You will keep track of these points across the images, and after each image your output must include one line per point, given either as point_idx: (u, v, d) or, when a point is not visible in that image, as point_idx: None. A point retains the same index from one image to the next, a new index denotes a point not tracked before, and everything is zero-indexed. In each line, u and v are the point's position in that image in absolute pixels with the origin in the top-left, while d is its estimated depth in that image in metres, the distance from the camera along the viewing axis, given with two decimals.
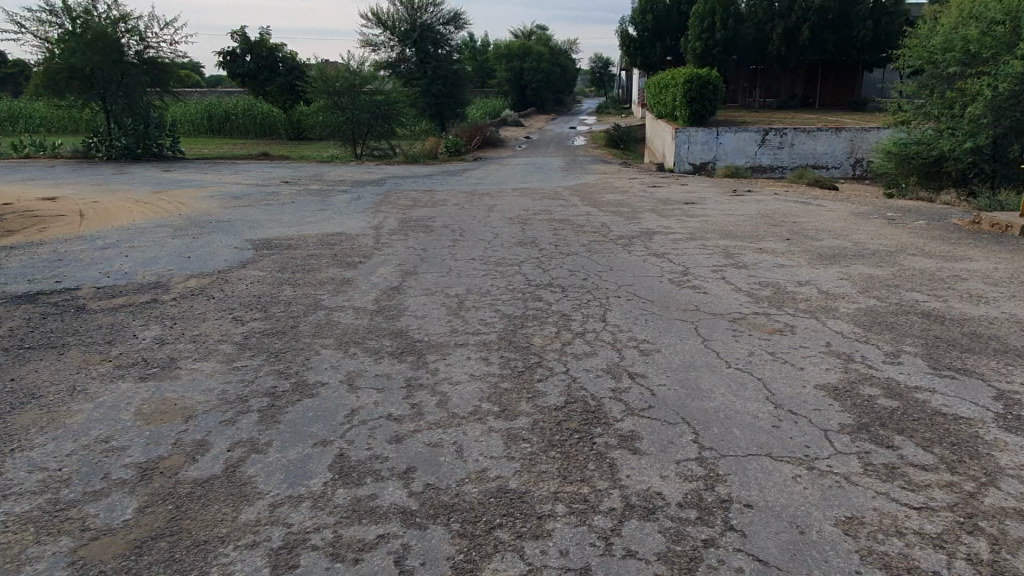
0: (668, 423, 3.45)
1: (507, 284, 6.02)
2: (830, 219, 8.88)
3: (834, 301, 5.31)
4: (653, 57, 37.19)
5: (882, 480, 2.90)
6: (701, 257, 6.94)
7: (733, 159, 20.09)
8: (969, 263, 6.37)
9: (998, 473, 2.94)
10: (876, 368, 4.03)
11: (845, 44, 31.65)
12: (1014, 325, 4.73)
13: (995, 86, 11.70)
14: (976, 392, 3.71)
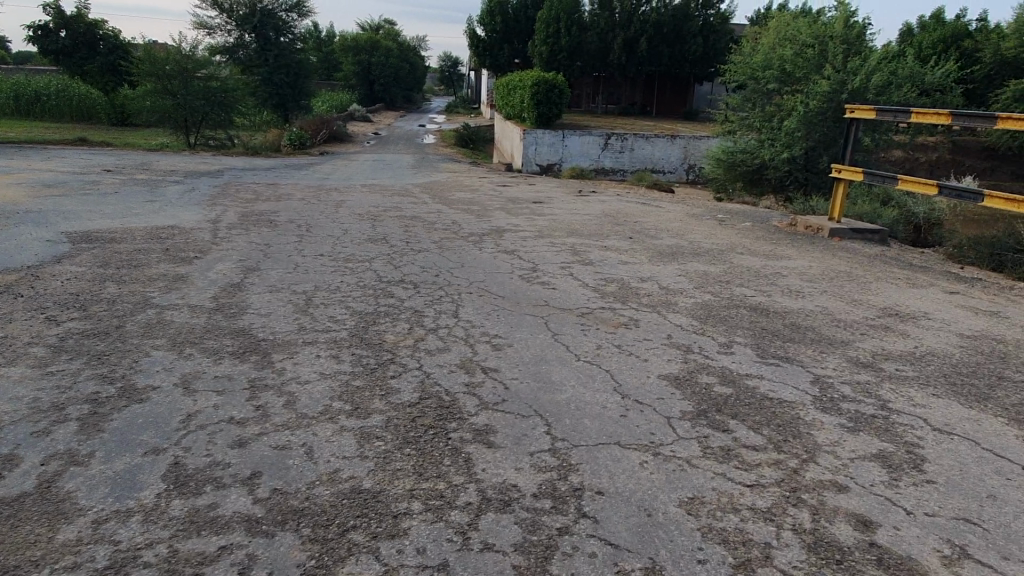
0: (522, 415, 3.49)
1: (357, 281, 5.85)
2: (668, 220, 9.41)
3: (673, 296, 5.62)
4: (501, 59, 37.81)
5: (719, 461, 3.10)
6: (550, 254, 7.11)
7: (578, 162, 20.81)
8: (788, 262, 6.98)
9: (817, 450, 3.23)
10: (711, 357, 4.31)
11: (678, 58, 34.03)
12: (826, 317, 5.24)
13: (806, 103, 12.92)
14: (797, 377, 4.07)
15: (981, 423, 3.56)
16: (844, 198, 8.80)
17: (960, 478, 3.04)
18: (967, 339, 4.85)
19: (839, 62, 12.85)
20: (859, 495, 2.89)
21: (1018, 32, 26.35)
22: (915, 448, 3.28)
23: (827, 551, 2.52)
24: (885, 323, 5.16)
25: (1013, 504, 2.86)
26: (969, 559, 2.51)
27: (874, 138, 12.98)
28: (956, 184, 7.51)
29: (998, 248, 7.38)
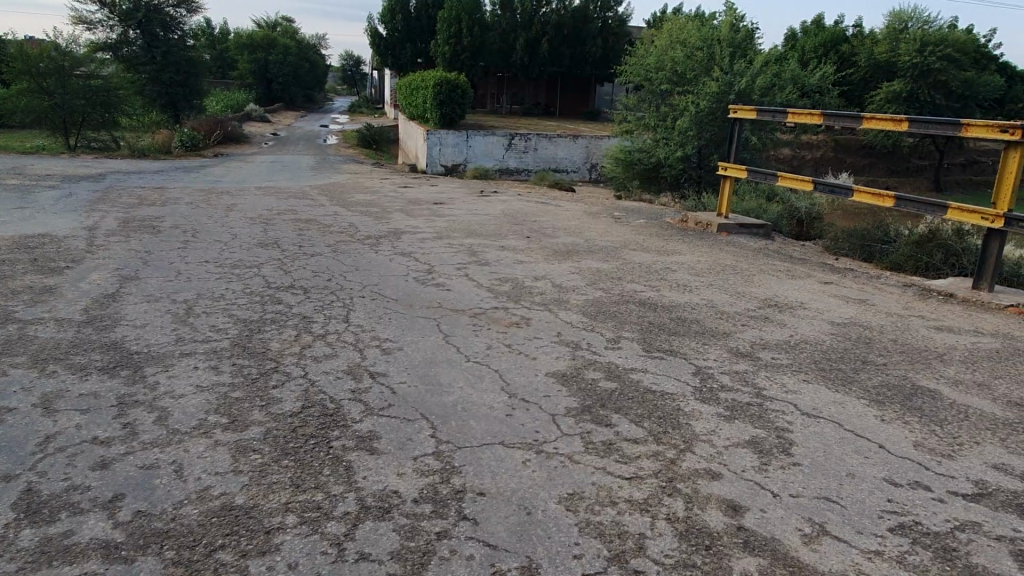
0: (407, 419, 3.46)
1: (244, 288, 5.65)
2: (566, 218, 9.56)
3: (565, 294, 5.71)
4: (404, 58, 37.44)
5: (600, 456, 3.16)
6: (446, 255, 7.09)
7: (482, 162, 20.79)
8: (678, 257, 7.21)
9: (694, 440, 3.35)
10: (598, 353, 4.40)
11: (579, 59, 34.86)
12: (710, 309, 5.44)
13: (698, 103, 13.42)
14: (679, 369, 4.21)
15: (844, 405, 3.79)
16: (731, 194, 9.17)
17: (823, 458, 3.22)
18: (837, 326, 5.15)
19: (726, 65, 13.45)
20: (730, 481, 3.01)
21: (888, 38, 28.30)
22: (784, 433, 3.45)
23: (698, 538, 2.61)
24: (764, 313, 5.41)
25: (869, 480, 3.05)
26: (828, 535, 2.65)
27: (760, 137, 13.62)
28: (830, 180, 7.96)
29: (868, 240, 7.89)
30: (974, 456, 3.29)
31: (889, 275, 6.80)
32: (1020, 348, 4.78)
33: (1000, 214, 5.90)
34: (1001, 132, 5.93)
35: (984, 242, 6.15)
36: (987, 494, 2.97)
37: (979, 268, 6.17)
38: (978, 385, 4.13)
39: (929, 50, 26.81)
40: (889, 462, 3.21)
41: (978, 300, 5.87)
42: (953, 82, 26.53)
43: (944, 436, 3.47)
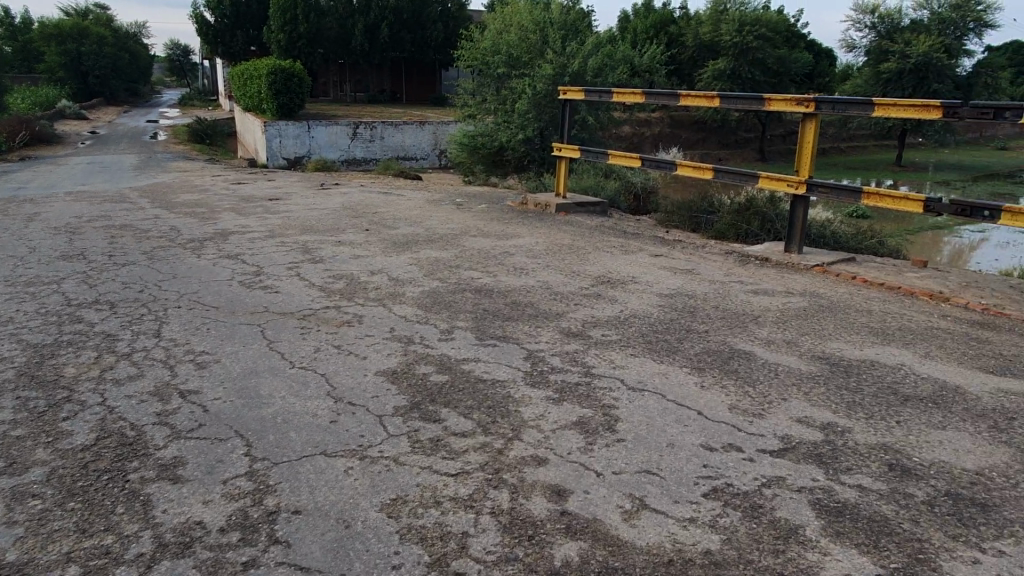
0: (218, 439, 3.19)
1: (37, 308, 5.04)
2: (408, 208, 9.37)
3: (401, 287, 5.55)
4: (235, 46, 35.36)
5: (426, 454, 3.06)
6: (277, 255, 6.72)
7: (326, 153, 20.07)
8: (518, 240, 7.23)
9: (523, 426, 3.33)
10: (431, 346, 4.30)
11: (421, 44, 34.48)
12: (545, 291, 5.47)
13: (535, 85, 13.54)
14: (512, 355, 4.18)
15: (667, 376, 3.92)
16: (567, 174, 9.32)
17: (645, 431, 3.30)
18: (665, 297, 5.35)
19: (559, 47, 13.68)
20: (556, 465, 3.00)
21: (711, 19, 30.04)
22: (611, 410, 3.50)
23: (521, 528, 2.58)
24: (597, 291, 5.50)
25: (687, 448, 3.15)
26: (647, 508, 2.70)
27: (596, 117, 14.01)
28: (655, 156, 8.29)
29: (694, 211, 8.30)
30: (780, 412, 3.49)
31: (713, 244, 7.17)
32: (824, 304, 5.17)
33: (803, 180, 6.35)
34: (799, 105, 6.37)
35: (791, 208, 6.61)
36: (791, 448, 3.16)
37: (789, 233, 6.64)
38: (787, 343, 4.42)
39: (746, 30, 28.70)
40: (706, 427, 3.34)
41: (789, 262, 6.31)
42: (769, 59, 28.67)
43: (757, 397, 3.67)
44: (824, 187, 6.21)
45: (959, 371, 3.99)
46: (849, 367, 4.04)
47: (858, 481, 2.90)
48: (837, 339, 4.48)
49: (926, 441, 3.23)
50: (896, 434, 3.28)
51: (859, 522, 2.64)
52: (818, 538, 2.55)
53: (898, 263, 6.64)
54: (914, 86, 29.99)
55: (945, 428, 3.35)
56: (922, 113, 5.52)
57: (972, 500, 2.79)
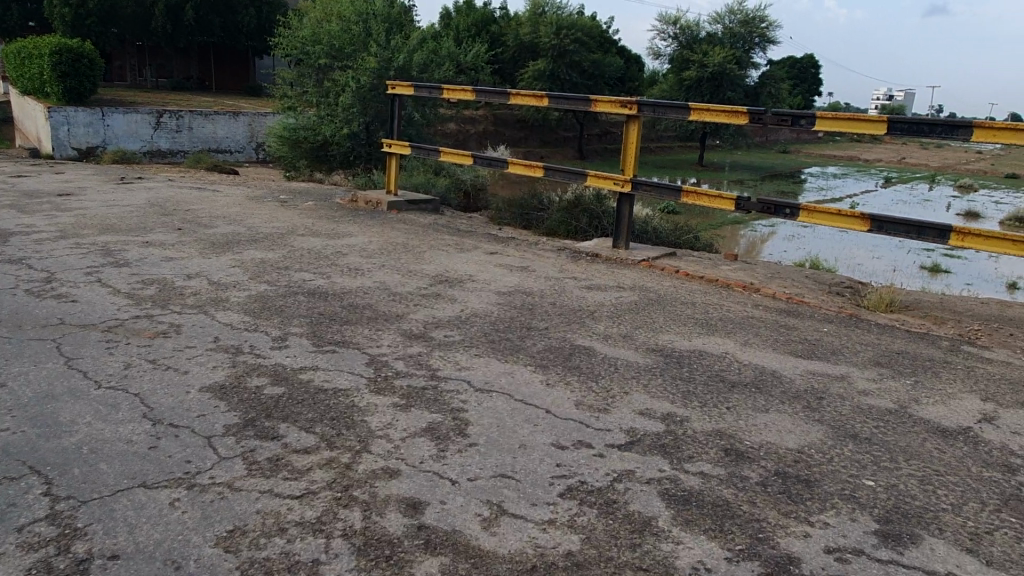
0: (7, 478, 2.71)
1: None
2: (226, 205, 8.71)
3: (223, 291, 5.10)
4: (8, 19, 31.12)
5: (265, 476, 2.80)
6: (72, 258, 5.94)
7: (125, 144, 18.10)
8: (350, 239, 6.94)
9: (370, 438, 3.15)
10: (263, 355, 3.97)
11: (232, 29, 32.50)
12: (382, 292, 5.27)
13: (359, 79, 13.02)
14: (352, 361, 3.97)
15: (513, 375, 3.90)
16: (398, 170, 9.10)
17: (496, 433, 3.25)
18: (504, 295, 5.35)
19: (382, 40, 13.34)
20: (409, 477, 2.86)
21: (530, 21, 30.92)
22: (460, 414, 3.42)
23: (377, 548, 2.42)
24: (435, 291, 5.38)
25: (539, 448, 3.14)
26: (505, 514, 2.65)
27: (423, 113, 13.88)
28: (486, 153, 8.31)
29: (525, 208, 8.43)
30: (623, 406, 3.59)
31: (545, 240, 7.31)
32: (653, 298, 5.42)
33: (628, 178, 6.63)
34: (623, 107, 6.65)
35: (618, 206, 6.89)
36: (636, 441, 3.25)
37: (616, 230, 6.92)
38: (623, 336, 4.58)
39: (563, 33, 29.85)
40: (555, 426, 3.36)
41: (618, 258, 6.57)
42: (584, 62, 30.02)
43: (600, 392, 3.75)
44: (647, 186, 6.52)
45: (774, 357, 4.34)
46: (680, 358, 4.26)
47: (700, 469, 3.04)
48: (668, 331, 4.71)
49: (754, 424, 3.46)
50: (727, 419, 3.49)
51: (705, 509, 2.76)
52: (670, 528, 2.63)
53: (712, 256, 7.15)
54: (711, 93, 32.80)
55: (768, 410, 3.61)
56: (731, 118, 5.94)
57: (797, 477, 3.02)
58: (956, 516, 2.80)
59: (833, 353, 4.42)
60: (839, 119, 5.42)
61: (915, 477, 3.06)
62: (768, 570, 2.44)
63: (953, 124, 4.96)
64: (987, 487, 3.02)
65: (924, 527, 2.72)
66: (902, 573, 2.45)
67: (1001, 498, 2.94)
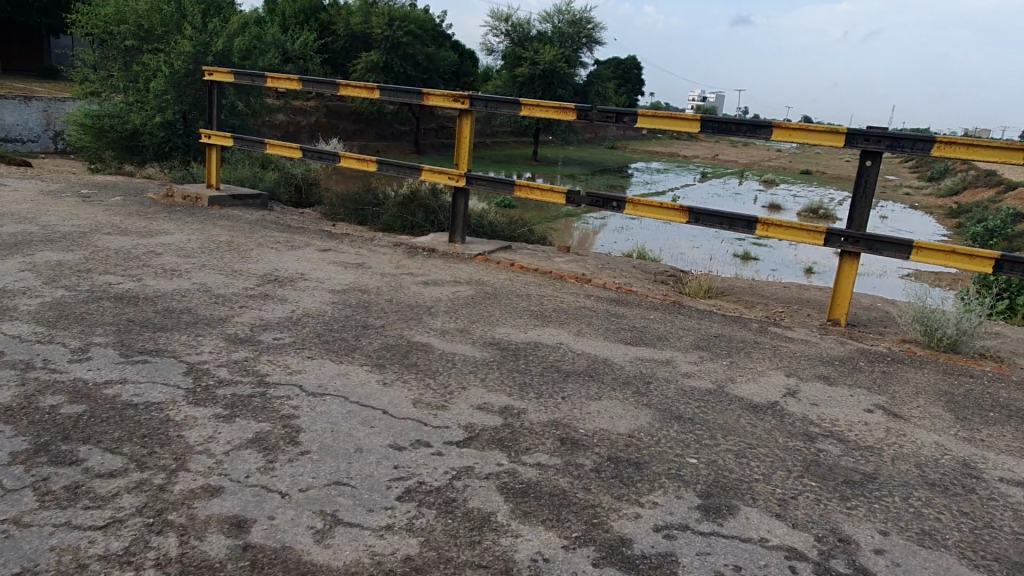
0: None
1: None
2: (15, 200, 7.72)
3: (11, 299, 4.50)
4: None
5: (61, 508, 2.48)
6: None
7: None
8: (165, 237, 6.39)
9: (188, 454, 2.89)
10: (60, 370, 3.54)
11: (21, 4, 29.28)
12: (202, 294, 4.88)
13: (171, 65, 12.02)
14: (167, 371, 3.63)
15: (348, 376, 3.75)
16: (219, 163, 8.52)
17: (330, 439, 3.09)
18: (338, 293, 5.13)
19: (198, 23, 12.46)
20: (233, 493, 2.65)
21: (361, 11, 30.19)
22: (290, 420, 3.22)
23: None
24: (264, 290, 5.06)
25: (375, 450, 3.04)
26: (340, 524, 2.53)
27: (247, 102, 13.11)
28: (316, 146, 7.98)
29: (359, 202, 8.19)
30: (462, 402, 3.57)
31: (380, 235, 7.14)
32: (489, 292, 5.45)
33: (462, 173, 6.64)
34: (455, 101, 6.62)
35: (453, 200, 6.87)
36: (475, 436, 3.24)
37: (452, 224, 6.90)
38: (460, 331, 4.56)
39: (396, 24, 29.43)
40: (392, 426, 3.26)
41: (454, 252, 6.55)
42: (419, 55, 29.81)
43: (438, 389, 3.70)
44: (482, 181, 6.56)
45: (605, 345, 4.50)
46: (517, 351, 4.31)
47: (536, 460, 3.08)
48: (504, 324, 4.75)
49: (587, 412, 3.56)
50: (563, 409, 3.57)
51: (541, 500, 2.79)
52: (508, 522, 2.63)
53: (545, 249, 7.32)
54: (543, 90, 33.79)
55: (600, 397, 3.74)
56: (561, 114, 6.10)
57: (627, 460, 3.14)
58: (766, 484, 3.04)
59: (659, 339, 4.67)
60: (657, 117, 5.75)
61: (731, 452, 3.28)
62: (602, 554, 2.50)
63: (757, 124, 5.39)
64: (792, 455, 3.31)
65: (740, 497, 2.92)
66: (721, 543, 2.61)
67: (804, 465, 3.23)
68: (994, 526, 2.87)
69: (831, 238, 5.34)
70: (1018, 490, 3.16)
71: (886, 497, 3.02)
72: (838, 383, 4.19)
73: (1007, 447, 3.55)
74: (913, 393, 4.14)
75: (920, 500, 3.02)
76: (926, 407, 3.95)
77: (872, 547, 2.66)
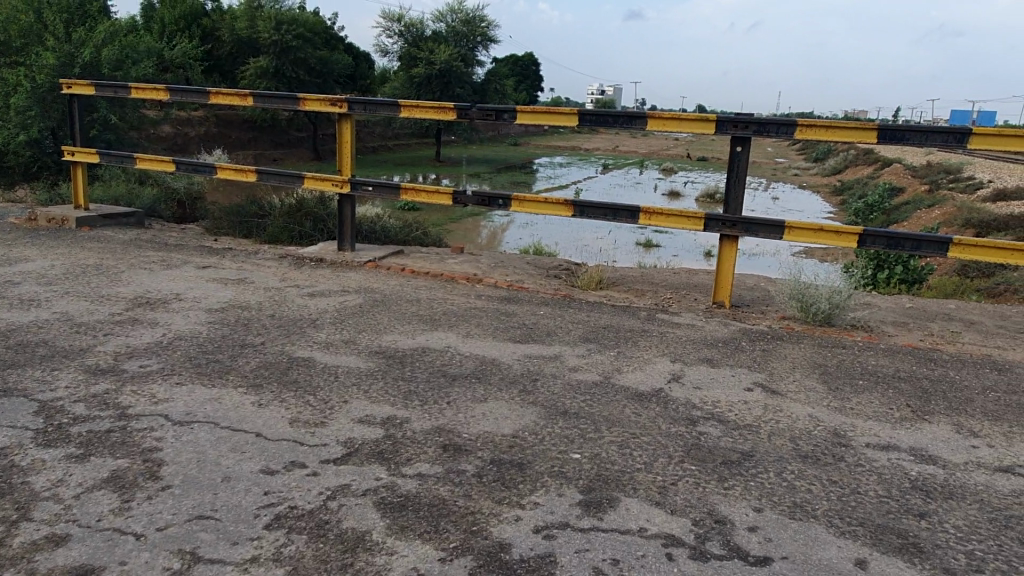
0: None
1: None
2: None
3: None
4: None
5: None
6: None
7: None
8: (25, 264, 5.95)
9: (33, 501, 2.66)
10: None
11: None
12: (62, 324, 4.54)
13: (34, 78, 11.13)
14: (15, 412, 3.34)
15: (220, 400, 3.55)
16: (87, 182, 8.00)
17: (195, 470, 2.92)
18: (215, 312, 4.89)
19: (60, 33, 11.74)
20: (80, 542, 2.45)
21: (246, 15, 29.18)
22: (153, 454, 3.02)
23: None
24: (133, 315, 4.76)
25: (246, 477, 2.88)
26: (200, 562, 2.38)
27: (121, 115, 12.42)
28: (192, 159, 7.60)
29: (243, 215, 7.86)
30: (342, 416, 3.44)
31: (265, 248, 6.88)
32: (378, 299, 5.32)
33: (346, 179, 6.49)
34: (333, 105, 6.44)
35: (339, 207, 6.70)
36: (353, 452, 3.12)
37: (341, 232, 6.73)
38: (345, 342, 4.42)
39: (284, 28, 28.60)
40: (266, 449, 3.11)
41: (343, 260, 6.37)
42: (310, 59, 29.05)
43: (317, 405, 3.56)
44: (366, 186, 6.42)
45: (493, 345, 4.46)
46: (403, 358, 4.21)
47: (417, 470, 3.00)
48: (391, 332, 4.64)
49: (472, 416, 3.51)
50: (447, 415, 3.50)
51: (419, 512, 2.72)
52: (383, 540, 2.54)
53: (439, 251, 7.24)
54: (442, 90, 33.62)
55: (486, 399, 3.69)
56: (440, 114, 6.04)
57: (510, 462, 3.10)
58: (647, 473, 3.06)
59: (548, 335, 4.67)
60: (536, 113, 5.77)
61: (614, 444, 3.30)
62: (480, 562, 2.45)
63: (632, 115, 5.47)
64: (674, 440, 3.35)
65: (621, 489, 2.93)
66: (600, 538, 2.60)
67: (685, 450, 3.28)
68: (861, 491, 3.00)
69: (710, 224, 5.49)
70: (883, 454, 3.31)
71: (761, 473, 3.10)
72: (720, 365, 4.30)
73: (874, 413, 3.73)
74: (790, 368, 4.30)
75: (793, 473, 3.11)
76: (801, 381, 4.11)
77: (746, 526, 2.72)
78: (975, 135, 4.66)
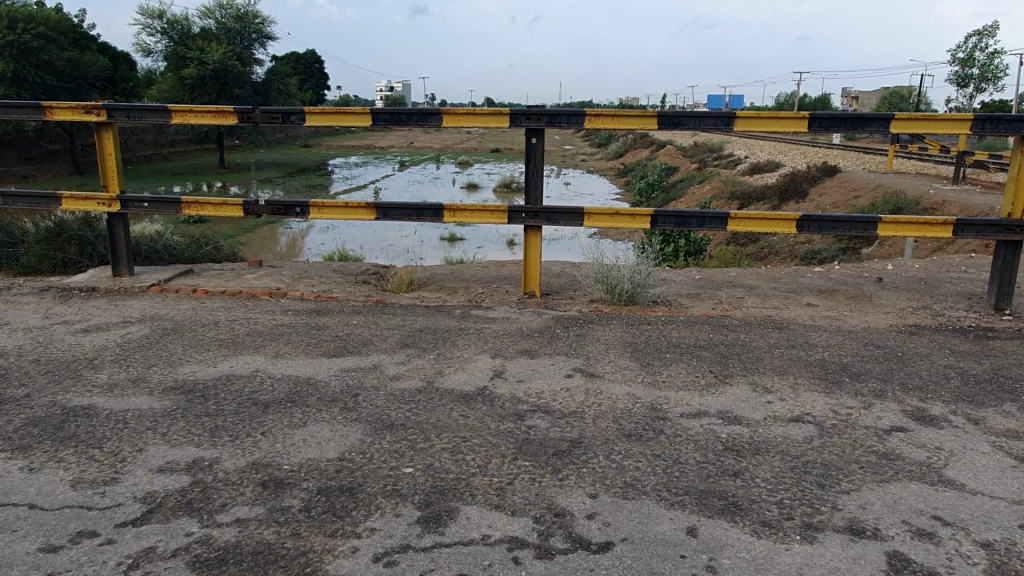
0: None
1: None
2: None
3: None
4: None
5: None
6: None
7: None
8: None
9: None
10: None
11: None
12: None
13: None
14: None
15: None
16: None
17: None
18: None
19: None
20: None
21: None
22: None
23: None
24: None
25: (19, 561, 2.42)
26: None
27: None
28: None
29: None
30: (137, 468, 3.02)
31: (20, 281, 5.95)
32: (169, 326, 4.79)
33: (113, 197, 5.78)
34: (88, 114, 5.70)
35: (109, 228, 5.98)
36: (155, 508, 2.74)
37: (114, 256, 6.01)
38: (132, 382, 3.90)
39: (19, 26, 25.13)
40: (45, 523, 2.64)
41: (121, 287, 5.69)
42: (56, 61, 25.83)
43: (105, 459, 3.10)
44: (140, 202, 5.77)
45: (307, 362, 4.18)
46: (204, 391, 3.80)
47: (234, 516, 2.70)
48: (188, 362, 4.18)
49: (290, 444, 3.23)
50: (263, 448, 3.20)
51: (243, 563, 2.44)
52: None
53: (235, 265, 6.72)
54: (218, 91, 31.41)
55: (305, 424, 3.43)
56: (219, 119, 5.55)
57: (339, 488, 2.90)
58: (483, 476, 3.00)
59: (364, 345, 4.46)
60: (325, 114, 5.49)
61: (447, 450, 3.20)
62: None
63: (425, 113, 5.39)
64: (505, 439, 3.33)
65: (458, 497, 2.84)
66: (445, 554, 2.50)
67: (516, 446, 3.27)
68: (682, 460, 3.15)
69: (513, 216, 5.57)
70: (696, 422, 3.52)
71: (591, 459, 3.16)
72: (539, 355, 4.36)
73: (683, 382, 3.98)
74: (605, 349, 4.47)
75: (620, 454, 3.21)
76: (615, 361, 4.27)
77: (585, 514, 2.75)
78: (739, 117, 5.08)
